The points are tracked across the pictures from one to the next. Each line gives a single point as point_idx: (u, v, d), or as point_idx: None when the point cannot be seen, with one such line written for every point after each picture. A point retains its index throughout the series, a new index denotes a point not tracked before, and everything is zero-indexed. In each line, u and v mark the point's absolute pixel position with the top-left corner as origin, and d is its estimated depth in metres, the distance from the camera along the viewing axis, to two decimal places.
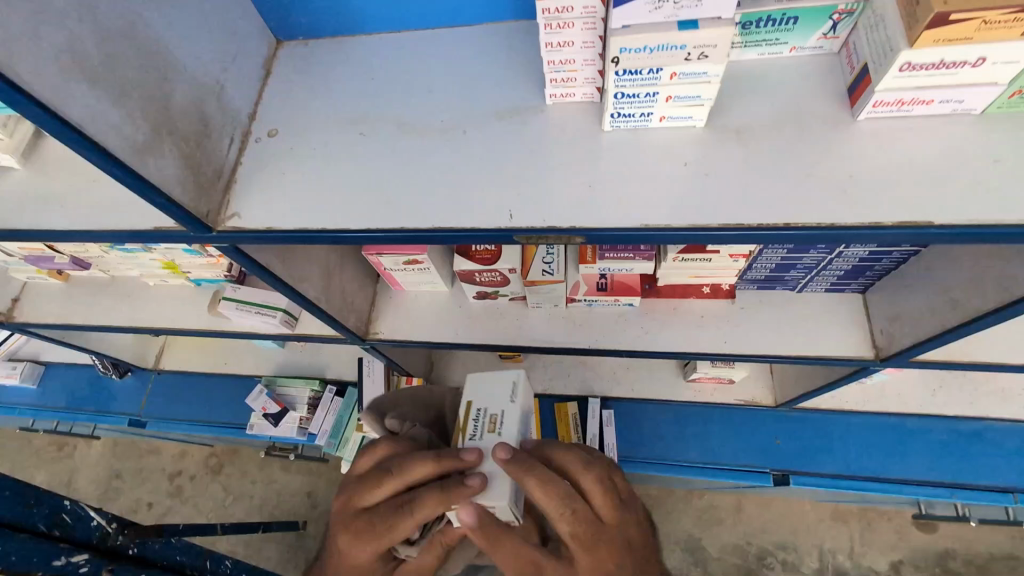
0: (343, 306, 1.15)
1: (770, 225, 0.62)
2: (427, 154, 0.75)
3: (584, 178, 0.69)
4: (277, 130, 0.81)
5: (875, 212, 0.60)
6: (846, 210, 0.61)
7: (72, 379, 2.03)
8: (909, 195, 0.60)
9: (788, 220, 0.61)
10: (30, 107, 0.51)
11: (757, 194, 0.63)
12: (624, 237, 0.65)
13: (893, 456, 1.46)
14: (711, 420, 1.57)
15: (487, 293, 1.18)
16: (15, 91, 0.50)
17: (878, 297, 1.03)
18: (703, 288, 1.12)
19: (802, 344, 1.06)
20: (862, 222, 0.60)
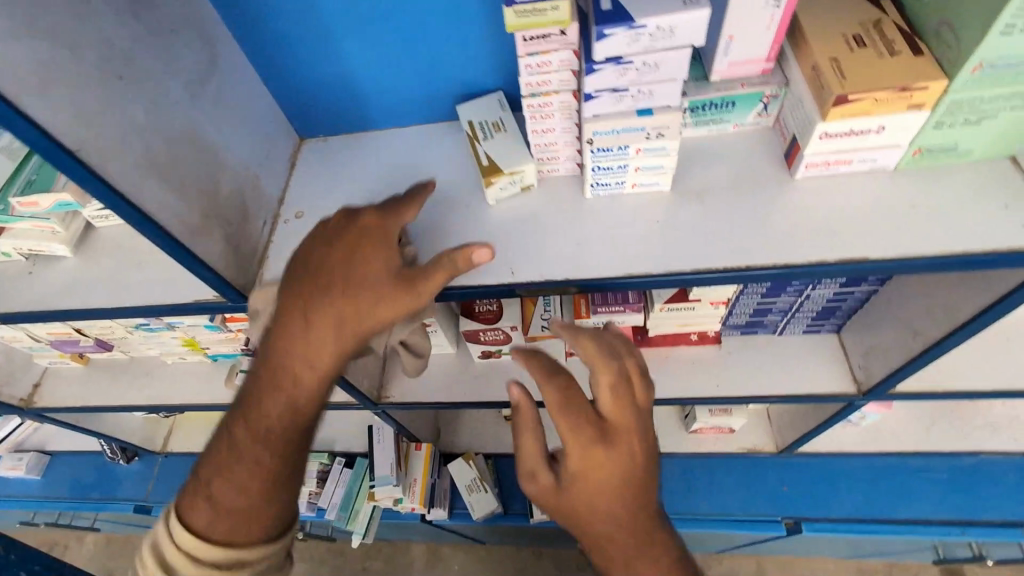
0: (356, 370, 1.22)
1: (735, 268, 0.72)
2: (436, 223, 0.86)
3: (573, 237, 0.80)
4: (302, 212, 0.92)
5: (820, 253, 0.71)
6: (797, 252, 0.72)
7: (78, 467, 2.03)
8: (846, 237, 0.71)
9: (751, 263, 0.72)
10: (111, 196, 0.63)
11: (722, 244, 0.74)
12: (613, 286, 0.76)
13: (900, 497, 1.47)
14: (716, 470, 1.59)
15: (491, 352, 1.26)
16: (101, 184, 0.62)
17: (851, 334, 1.12)
18: (691, 336, 1.21)
19: (788, 384, 1.13)
20: (812, 261, 0.71)
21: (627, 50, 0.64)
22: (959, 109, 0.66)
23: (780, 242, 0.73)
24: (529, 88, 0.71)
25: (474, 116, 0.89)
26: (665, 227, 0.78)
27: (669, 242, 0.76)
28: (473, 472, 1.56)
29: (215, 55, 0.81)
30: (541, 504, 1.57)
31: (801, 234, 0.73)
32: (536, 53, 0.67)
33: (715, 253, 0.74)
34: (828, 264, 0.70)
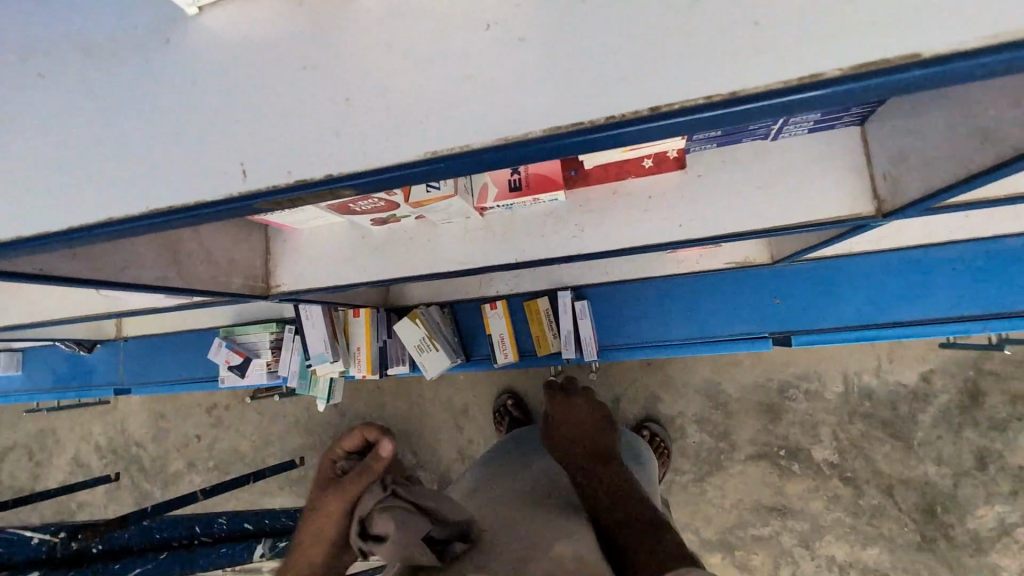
0: (216, 271, 0.93)
1: (588, 126, 0.45)
2: (130, 91, 0.53)
3: (339, 93, 0.49)
4: None
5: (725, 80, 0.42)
6: (690, 83, 0.43)
7: (50, 359, 2.00)
8: (766, 47, 0.42)
9: (610, 116, 0.44)
10: None
11: (573, 82, 0.45)
12: (414, 176, 0.49)
13: (914, 296, 1.24)
14: (698, 290, 1.38)
15: (385, 219, 0.96)
16: None
17: (882, 129, 0.74)
18: (643, 162, 0.84)
19: (780, 212, 0.80)
20: (712, 98, 0.43)
21: None
22: None
23: (670, 67, 0.43)
24: None
25: None
26: (467, 54, 0.47)
27: (484, 86, 0.46)
28: (421, 331, 1.39)
29: None
30: (502, 347, 1.45)
31: (701, 39, 0.43)
32: None
33: (558, 100, 0.45)
34: (743, 97, 0.42)
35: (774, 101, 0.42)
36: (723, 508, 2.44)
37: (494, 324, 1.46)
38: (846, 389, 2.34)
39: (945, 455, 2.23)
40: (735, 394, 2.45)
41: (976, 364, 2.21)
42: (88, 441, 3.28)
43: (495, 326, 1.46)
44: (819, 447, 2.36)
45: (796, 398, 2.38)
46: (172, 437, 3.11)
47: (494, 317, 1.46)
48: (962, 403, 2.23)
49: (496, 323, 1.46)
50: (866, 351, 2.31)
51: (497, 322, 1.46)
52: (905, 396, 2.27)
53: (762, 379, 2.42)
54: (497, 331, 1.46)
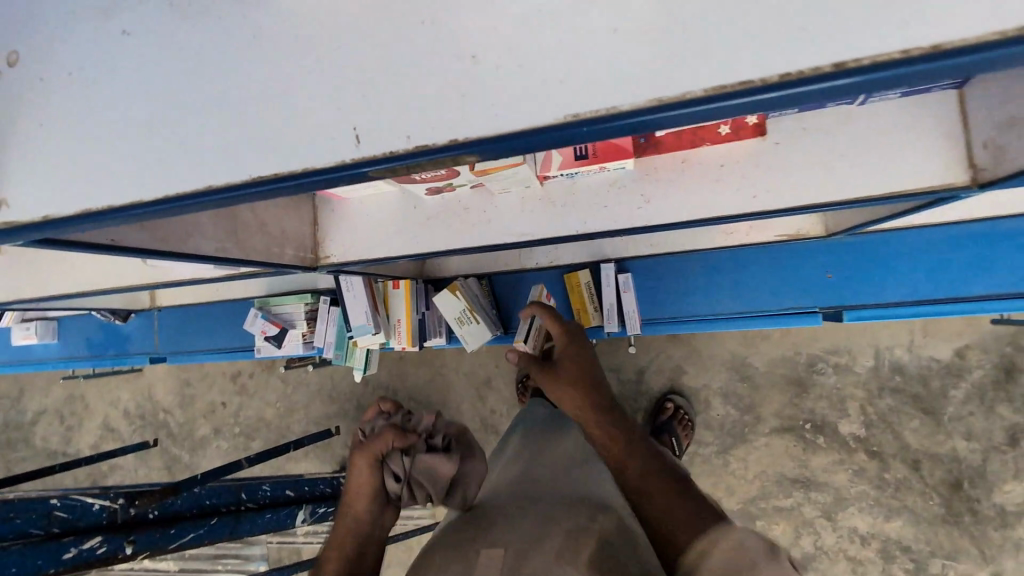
0: (268, 242, 0.92)
1: (727, 90, 0.42)
2: (225, 51, 0.51)
3: (464, 52, 0.47)
4: (16, 53, 0.54)
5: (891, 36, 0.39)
6: (845, 41, 0.40)
7: (85, 328, 2.03)
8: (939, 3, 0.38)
9: (757, 80, 0.42)
10: None
11: (714, 52, 0.42)
12: (541, 145, 0.47)
13: (978, 274, 1.19)
14: (747, 263, 1.34)
15: (440, 188, 0.93)
16: None
17: (980, 95, 0.70)
18: (719, 128, 0.79)
19: (862, 184, 0.76)
20: (876, 63, 0.40)
21: None
22: None
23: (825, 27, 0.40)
24: None
25: None
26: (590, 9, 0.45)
27: (619, 48, 0.44)
28: (461, 303, 1.37)
29: None
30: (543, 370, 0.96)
31: None
32: None
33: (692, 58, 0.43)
34: (904, 62, 0.39)
35: (943, 64, 0.38)
36: (745, 478, 2.46)
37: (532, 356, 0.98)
38: (876, 364, 2.32)
39: (975, 431, 2.22)
40: (761, 367, 2.45)
41: (1012, 340, 2.17)
42: (117, 407, 3.36)
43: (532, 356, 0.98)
44: (845, 421, 2.35)
45: (824, 372, 2.37)
46: (198, 404, 3.17)
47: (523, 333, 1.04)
48: (996, 379, 2.20)
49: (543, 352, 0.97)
50: (899, 326, 2.28)
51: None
52: (937, 372, 2.25)
53: (789, 352, 2.41)
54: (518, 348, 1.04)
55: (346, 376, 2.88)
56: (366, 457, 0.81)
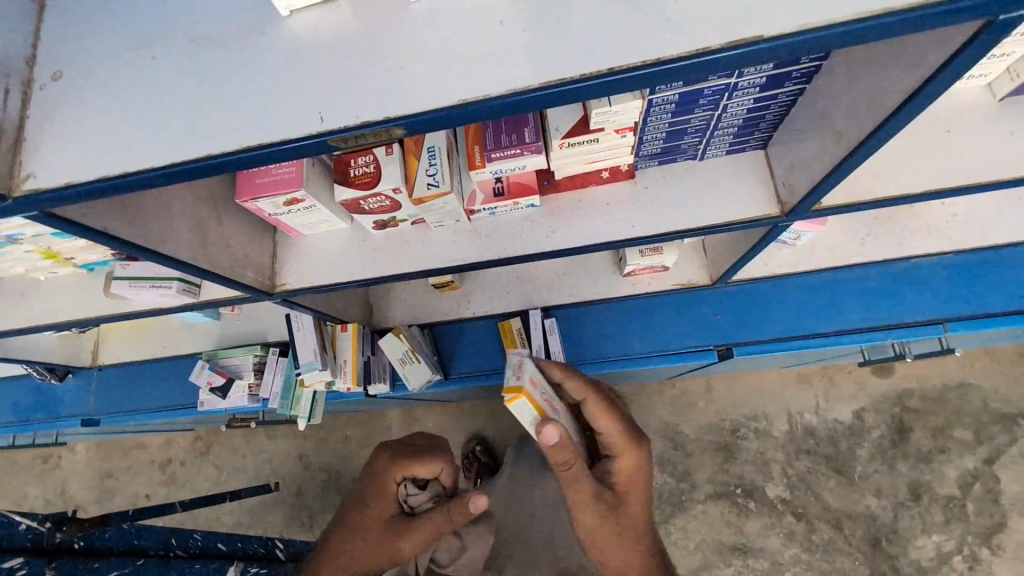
0: (235, 262, 1.06)
1: (595, 74, 0.56)
2: (227, 70, 0.64)
3: (389, 60, 0.61)
4: (62, 71, 0.68)
5: (703, 37, 0.56)
6: (670, 41, 0.56)
7: (15, 393, 1.98)
8: (726, 17, 0.56)
9: (581, 73, 0.56)
10: None
11: (544, 58, 0.58)
12: (452, 121, 0.59)
13: (832, 312, 1.48)
14: (653, 309, 1.57)
15: (385, 222, 1.12)
16: None
17: (776, 149, 0.98)
18: (602, 174, 1.06)
19: (709, 213, 1.01)
20: (661, 59, 0.56)
21: None
22: None
23: (618, 41, 0.57)
24: None
25: None
26: (500, 25, 0.59)
27: (489, 54, 0.58)
28: (404, 345, 1.50)
29: None
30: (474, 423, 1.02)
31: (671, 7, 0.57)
32: None
33: (569, 56, 0.57)
34: (708, 51, 0.55)
35: (694, 61, 0.55)
36: (686, 549, 2.43)
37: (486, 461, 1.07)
38: (790, 428, 2.48)
39: (883, 488, 2.37)
40: (691, 435, 2.54)
41: (900, 400, 2.43)
42: (22, 505, 3.04)
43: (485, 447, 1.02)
44: (770, 484, 2.44)
45: (747, 437, 2.50)
46: (118, 498, 2.93)
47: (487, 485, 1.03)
48: (892, 437, 2.40)
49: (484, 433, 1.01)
50: (806, 390, 2.51)
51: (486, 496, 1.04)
52: (842, 433, 2.44)
53: (714, 419, 2.53)
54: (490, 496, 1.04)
55: (284, 457, 2.78)
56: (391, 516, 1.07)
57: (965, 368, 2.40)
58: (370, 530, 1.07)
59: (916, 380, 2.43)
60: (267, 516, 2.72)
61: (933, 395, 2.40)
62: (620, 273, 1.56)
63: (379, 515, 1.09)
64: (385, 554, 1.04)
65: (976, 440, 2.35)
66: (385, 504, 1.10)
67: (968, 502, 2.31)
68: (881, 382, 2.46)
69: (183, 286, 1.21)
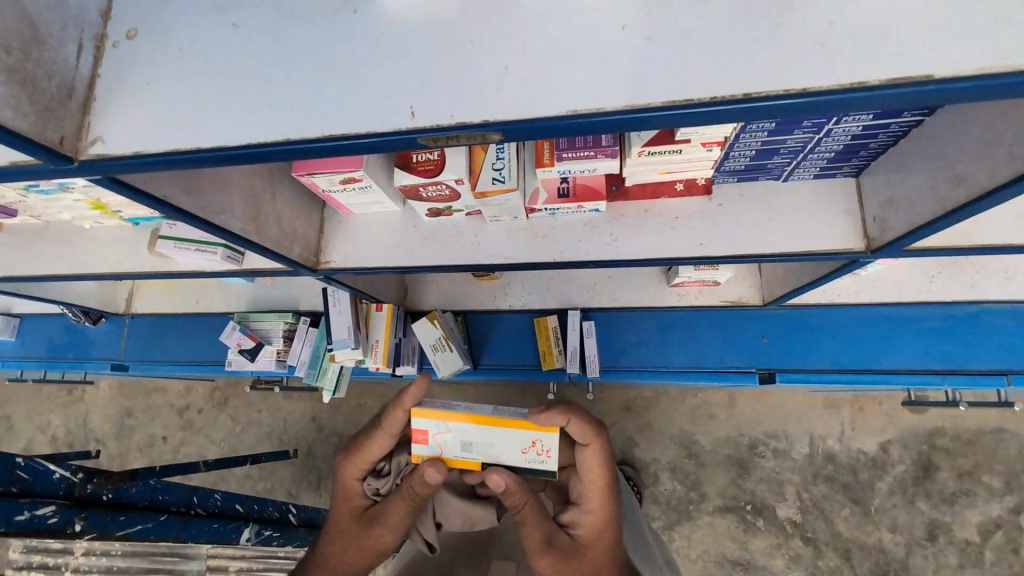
0: (282, 237, 1.03)
1: (728, 98, 0.49)
2: (315, 51, 0.59)
3: (490, 59, 0.55)
4: (137, 30, 0.65)
5: (862, 70, 0.47)
6: (821, 71, 0.48)
7: (49, 330, 2.01)
8: (893, 50, 0.47)
9: (710, 96, 0.50)
10: None
11: (670, 72, 0.51)
12: (555, 131, 0.54)
13: (887, 348, 1.41)
14: (696, 323, 1.52)
15: (439, 210, 1.08)
16: None
17: (872, 179, 0.90)
18: (676, 185, 1.00)
19: (785, 241, 0.95)
20: (806, 89, 0.48)
21: None
22: None
23: (763, 60, 0.49)
24: None
25: None
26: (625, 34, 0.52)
27: (601, 63, 0.52)
28: (437, 332, 1.47)
29: None
30: (534, 455, 0.99)
31: (826, 29, 0.49)
32: None
33: (699, 77, 0.50)
34: (863, 87, 0.47)
35: (845, 94, 0.48)
36: (688, 558, 2.41)
37: (495, 443, 0.99)
38: (811, 452, 2.42)
39: (899, 524, 2.31)
40: (707, 446, 2.49)
41: (930, 438, 2.34)
42: (45, 431, 3.14)
43: (501, 449, 0.99)
44: (782, 505, 2.40)
45: (765, 456, 2.44)
46: (135, 437, 3.01)
47: (453, 428, 0.99)
48: (916, 474, 2.33)
49: (543, 446, 0.97)
50: (832, 415, 2.43)
51: (448, 443, 1.00)
52: (865, 463, 2.37)
53: (733, 434, 2.48)
54: (440, 439, 1.00)
55: (299, 418, 2.81)
56: (393, 523, 0.95)
57: (1006, 414, 2.31)
58: (350, 521, 1.00)
59: (951, 420, 2.34)
60: (278, 472, 2.78)
61: (966, 437, 2.32)
62: (666, 282, 1.50)
63: (354, 507, 1.01)
64: (368, 545, 0.96)
65: (1005, 489, 2.26)
66: (356, 495, 1.02)
67: (986, 549, 2.24)
68: (914, 418, 2.37)
69: (228, 253, 1.20)
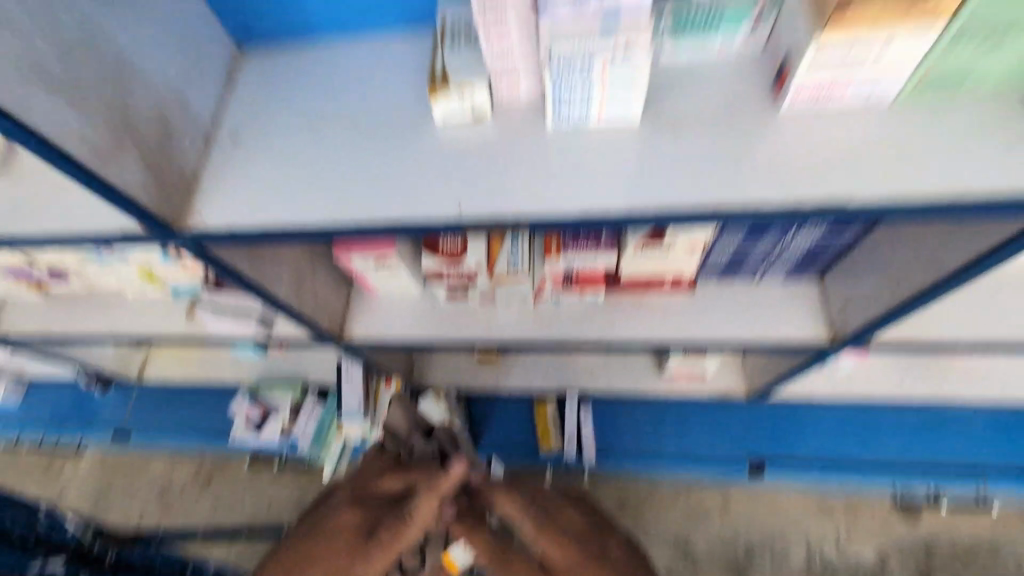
0: (317, 308, 1.17)
1: (703, 208, 0.65)
2: (385, 158, 0.78)
3: (521, 172, 0.72)
4: (242, 135, 0.84)
5: (801, 193, 0.64)
6: (771, 192, 0.65)
7: (55, 396, 2.05)
8: (822, 180, 0.64)
9: (689, 206, 0.66)
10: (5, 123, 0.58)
11: (659, 187, 0.67)
12: (569, 225, 0.70)
13: (868, 443, 1.51)
14: (687, 412, 1.61)
15: (457, 292, 1.21)
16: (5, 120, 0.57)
17: (831, 282, 1.06)
18: (665, 280, 1.16)
19: (761, 331, 1.08)
20: (761, 204, 0.64)
21: None
22: (965, 34, 0.58)
23: (727, 183, 0.66)
24: None
25: (450, 8, 0.78)
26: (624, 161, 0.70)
27: (606, 179, 0.69)
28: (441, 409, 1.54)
29: None
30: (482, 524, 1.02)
31: (773, 165, 0.66)
32: None
33: (681, 192, 0.67)
34: (800, 205, 0.64)
35: (789, 209, 0.64)
36: None
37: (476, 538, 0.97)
38: (808, 560, 2.36)
39: None
40: (703, 549, 2.43)
41: (927, 549, 2.31)
42: None
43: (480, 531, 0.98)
44: None
45: (762, 562, 2.37)
46: (108, 519, 2.87)
47: None
48: None
49: None
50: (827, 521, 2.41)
51: None
52: None
53: (729, 537, 2.43)
54: None
55: (284, 503, 2.73)
56: None
57: (999, 526, 2.30)
58: None
59: (946, 531, 2.33)
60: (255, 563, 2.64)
61: (962, 549, 2.29)
62: (659, 372, 1.61)
63: None
64: None
65: None
66: None
67: None
68: (908, 527, 2.35)
69: (261, 321, 1.31)
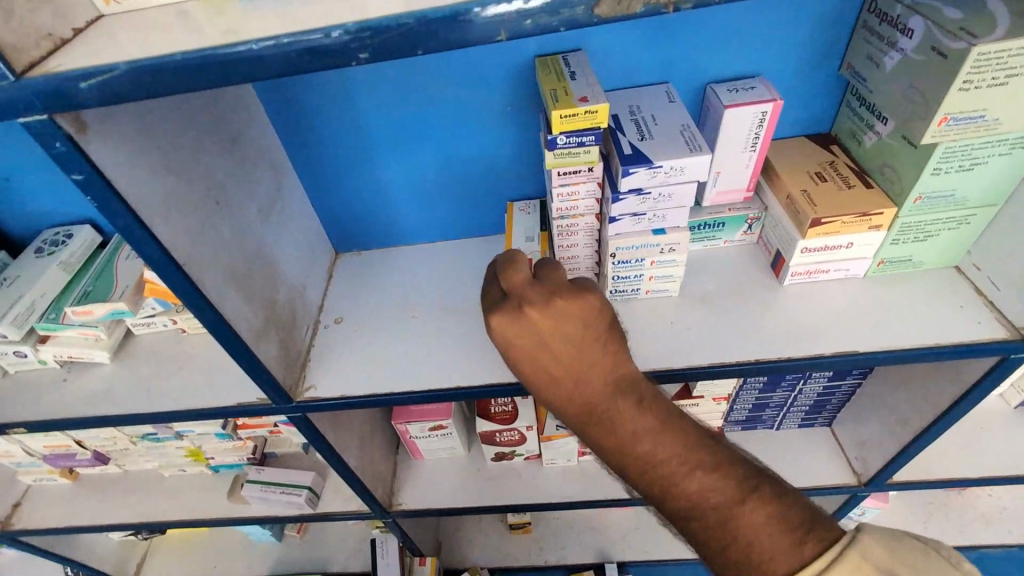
0: (372, 476, 1.22)
1: (745, 361, 0.82)
2: (470, 333, 0.95)
3: None
4: (342, 318, 1.01)
5: (820, 346, 0.81)
6: (797, 347, 0.82)
7: None
8: (834, 335, 0.82)
9: (735, 360, 0.82)
10: (212, 318, 0.72)
11: (706, 346, 0.84)
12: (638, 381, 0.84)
13: None
14: None
15: (504, 454, 1.29)
16: (213, 315, 0.71)
17: (843, 426, 1.20)
18: None
19: (794, 477, 1.18)
20: (791, 356, 0.81)
21: (638, 209, 0.78)
22: (908, 230, 0.80)
23: (759, 341, 0.83)
24: (559, 213, 0.84)
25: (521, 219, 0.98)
26: (672, 327, 0.88)
27: (661, 341, 0.86)
28: None
29: (280, 183, 0.94)
30: None
31: (791, 326, 0.85)
32: (568, 186, 0.79)
33: (724, 350, 0.83)
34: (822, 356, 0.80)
35: (814, 359, 0.80)
36: None
37: None
38: None
39: None
40: None
41: None
42: None
43: None
44: None
45: None
46: None
47: None
48: None
49: None
50: None
51: None
52: None
53: None
54: None
55: None
56: None
57: None
58: None
59: None
60: None
61: None
62: None
63: None
64: None
65: None
66: None
67: None
68: None
69: (309, 495, 1.32)
